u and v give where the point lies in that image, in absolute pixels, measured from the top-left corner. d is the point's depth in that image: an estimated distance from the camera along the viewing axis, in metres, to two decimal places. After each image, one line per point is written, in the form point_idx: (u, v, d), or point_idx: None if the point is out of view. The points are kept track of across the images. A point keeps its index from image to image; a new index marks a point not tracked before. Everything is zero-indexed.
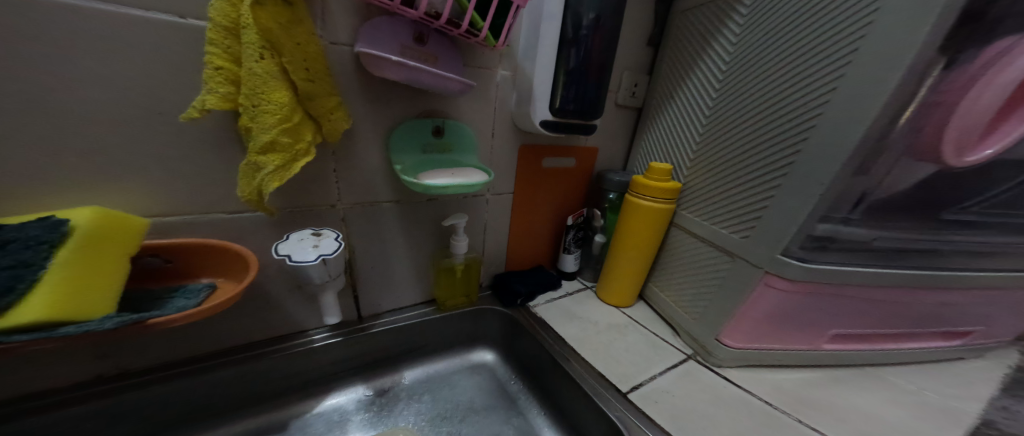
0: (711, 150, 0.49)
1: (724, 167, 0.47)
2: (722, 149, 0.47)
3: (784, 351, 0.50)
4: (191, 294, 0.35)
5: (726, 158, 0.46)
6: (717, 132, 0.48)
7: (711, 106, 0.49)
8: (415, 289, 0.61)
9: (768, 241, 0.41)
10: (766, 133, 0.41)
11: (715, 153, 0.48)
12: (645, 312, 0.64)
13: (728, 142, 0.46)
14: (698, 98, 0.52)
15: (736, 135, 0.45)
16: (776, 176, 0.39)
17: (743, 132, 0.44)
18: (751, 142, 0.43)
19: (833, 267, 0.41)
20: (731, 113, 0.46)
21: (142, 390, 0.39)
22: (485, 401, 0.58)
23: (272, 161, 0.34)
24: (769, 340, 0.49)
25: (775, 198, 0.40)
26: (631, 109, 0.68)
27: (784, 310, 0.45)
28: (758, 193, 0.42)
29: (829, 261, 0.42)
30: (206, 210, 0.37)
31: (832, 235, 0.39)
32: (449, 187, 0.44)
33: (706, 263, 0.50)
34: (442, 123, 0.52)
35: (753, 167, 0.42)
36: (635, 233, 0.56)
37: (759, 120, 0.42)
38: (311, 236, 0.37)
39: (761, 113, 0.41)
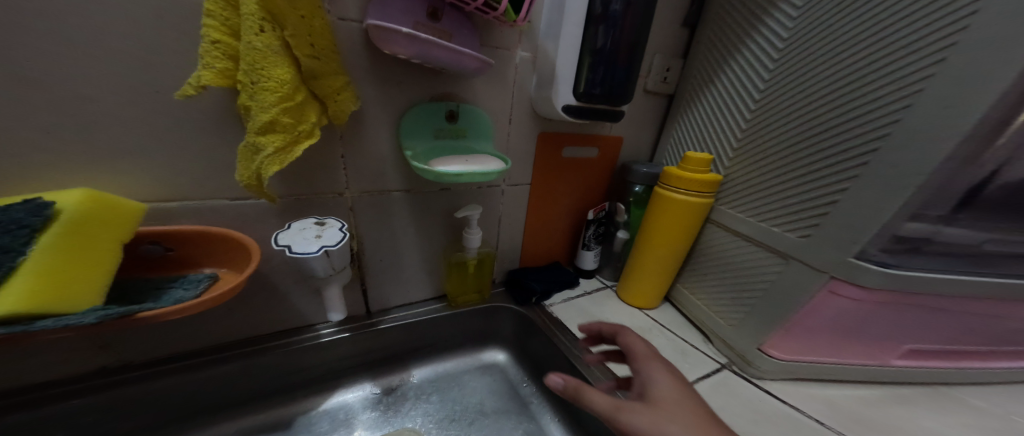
0: (763, 139, 0.43)
1: (780, 158, 0.41)
2: (779, 137, 0.41)
3: (852, 366, 0.45)
4: (191, 284, 0.33)
5: (783, 147, 0.41)
6: (772, 118, 0.42)
7: (765, 88, 0.43)
8: (426, 283, 0.58)
9: (837, 243, 0.35)
10: (838, 117, 0.35)
11: (769, 142, 0.42)
12: (672, 315, 0.59)
13: (786, 129, 0.40)
14: (747, 81, 0.46)
15: (797, 121, 0.39)
16: (851, 167, 0.34)
17: (807, 117, 0.38)
18: (818, 128, 0.37)
19: (922, 275, 0.36)
20: (791, 96, 0.40)
21: (147, 382, 0.38)
22: (496, 403, 0.55)
23: (272, 142, 0.31)
24: (827, 354, 0.44)
25: (847, 193, 0.34)
26: (662, 95, 0.62)
27: (845, 321, 0.40)
28: (824, 187, 0.36)
29: (919, 267, 0.36)
30: (207, 196, 0.35)
31: (929, 236, 0.35)
32: (463, 174, 0.40)
33: (751, 265, 0.45)
34: (456, 108, 0.49)
35: (819, 157, 0.37)
36: (664, 229, 0.51)
37: (828, 103, 0.36)
38: (314, 225, 0.34)
39: (831, 95, 0.36)
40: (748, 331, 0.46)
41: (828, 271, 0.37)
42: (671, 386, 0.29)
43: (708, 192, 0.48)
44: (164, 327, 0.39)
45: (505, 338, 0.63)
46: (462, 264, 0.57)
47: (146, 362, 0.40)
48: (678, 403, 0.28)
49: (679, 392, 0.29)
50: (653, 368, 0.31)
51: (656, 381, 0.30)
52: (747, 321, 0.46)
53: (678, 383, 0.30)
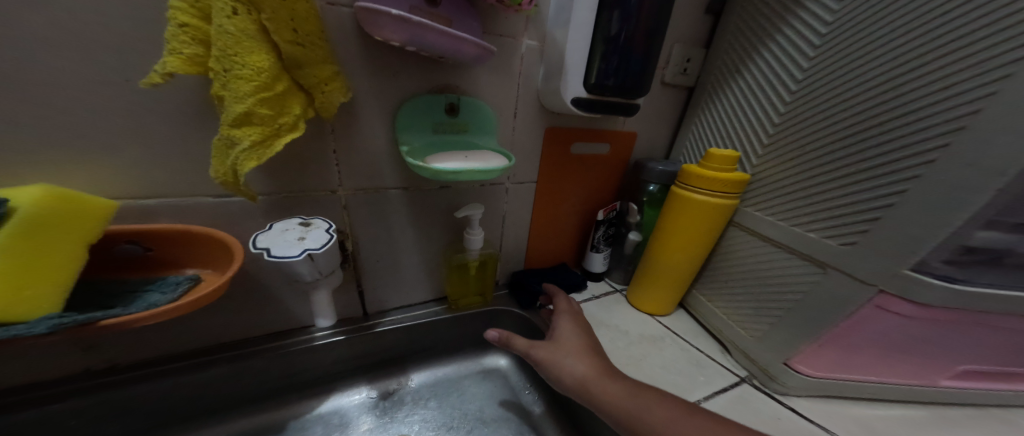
0: (802, 134, 0.38)
1: (822, 156, 0.36)
2: (821, 132, 0.36)
3: (897, 386, 0.40)
4: (169, 287, 0.31)
5: (826, 143, 0.36)
6: (813, 111, 0.37)
7: (804, 77, 0.38)
8: (425, 285, 0.56)
9: (890, 253, 0.31)
10: (898, 108, 0.30)
11: (808, 138, 0.38)
12: (687, 323, 0.55)
13: (830, 123, 0.36)
14: (782, 69, 0.41)
15: (845, 114, 0.34)
16: (914, 166, 0.29)
17: (857, 109, 0.33)
18: (870, 121, 0.32)
19: (995, 292, 0.31)
20: (837, 86, 0.35)
21: (132, 385, 0.37)
22: (496, 411, 0.52)
23: (248, 135, 0.29)
24: (868, 373, 0.39)
25: (907, 194, 0.29)
26: (681, 88, 0.58)
27: (892, 338, 0.35)
28: (877, 188, 0.31)
29: (991, 282, 0.31)
30: (189, 193, 0.33)
31: (1010, 247, 0.30)
32: (462, 171, 0.37)
33: (781, 273, 0.41)
34: (456, 101, 0.46)
35: (871, 154, 0.32)
36: (681, 232, 0.47)
37: (885, 93, 0.31)
38: (297, 227, 0.31)
39: (889, 83, 0.31)
40: (774, 344, 0.42)
41: (876, 284, 0.32)
42: (569, 329, 0.43)
43: (732, 192, 0.43)
44: (150, 329, 0.37)
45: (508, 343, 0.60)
46: (463, 265, 0.54)
47: (133, 365, 0.38)
48: (568, 337, 0.41)
49: (574, 333, 0.42)
50: (563, 318, 0.46)
51: (561, 327, 0.44)
52: (772, 334, 0.42)
53: (574, 327, 0.43)
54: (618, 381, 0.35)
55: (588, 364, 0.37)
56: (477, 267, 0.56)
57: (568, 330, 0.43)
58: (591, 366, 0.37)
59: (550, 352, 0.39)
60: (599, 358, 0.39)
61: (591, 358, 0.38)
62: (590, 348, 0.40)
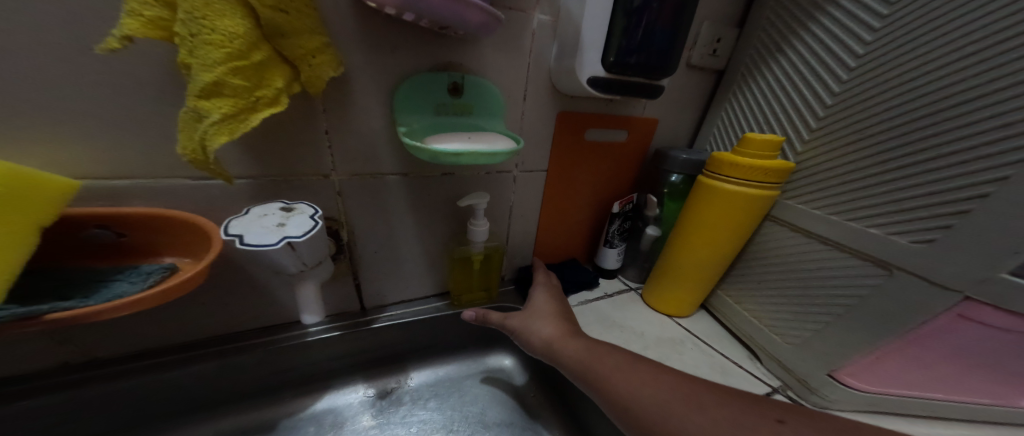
0: (862, 117, 0.33)
1: (888, 140, 0.31)
2: (887, 114, 0.31)
3: (1006, 409, 0.33)
4: (141, 276, 0.28)
5: (894, 126, 0.31)
6: (878, 89, 0.32)
7: (867, 51, 0.33)
8: (426, 280, 0.53)
9: (981, 253, 0.25)
10: (995, 81, 0.25)
11: (871, 120, 0.33)
12: (709, 325, 0.51)
13: (901, 100, 0.30)
14: (838, 41, 0.36)
15: (920, 91, 0.29)
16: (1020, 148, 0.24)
17: (937, 83, 0.28)
18: (956, 98, 0.27)
19: None
20: (913, 57, 0.30)
21: (112, 381, 0.35)
22: (500, 415, 0.49)
23: (218, 106, 0.26)
24: (941, 392, 0.34)
25: (1006, 184, 0.24)
26: (709, 71, 0.52)
27: (971, 354, 0.30)
28: (963, 177, 0.26)
29: None
30: (164, 174, 0.31)
31: None
32: (464, 153, 0.33)
33: (828, 275, 0.36)
34: (461, 79, 0.42)
35: (957, 137, 0.27)
36: (709, 227, 0.42)
37: (978, 61, 0.26)
38: (278, 212, 0.28)
39: (984, 50, 0.26)
40: (816, 354, 0.37)
41: (962, 290, 0.27)
42: (545, 301, 0.46)
43: (772, 182, 0.38)
44: (129, 321, 0.35)
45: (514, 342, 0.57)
46: (467, 259, 0.50)
47: (114, 359, 0.36)
48: (543, 309, 0.44)
49: (550, 305, 0.45)
50: (537, 291, 0.49)
51: (538, 299, 0.47)
52: (815, 342, 0.37)
53: (551, 301, 0.46)
54: (577, 339, 0.37)
55: (555, 329, 0.40)
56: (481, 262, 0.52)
57: (544, 303, 0.46)
58: (557, 330, 0.40)
59: (523, 321, 0.42)
60: (568, 324, 0.41)
61: (559, 324, 0.41)
62: (563, 317, 0.43)
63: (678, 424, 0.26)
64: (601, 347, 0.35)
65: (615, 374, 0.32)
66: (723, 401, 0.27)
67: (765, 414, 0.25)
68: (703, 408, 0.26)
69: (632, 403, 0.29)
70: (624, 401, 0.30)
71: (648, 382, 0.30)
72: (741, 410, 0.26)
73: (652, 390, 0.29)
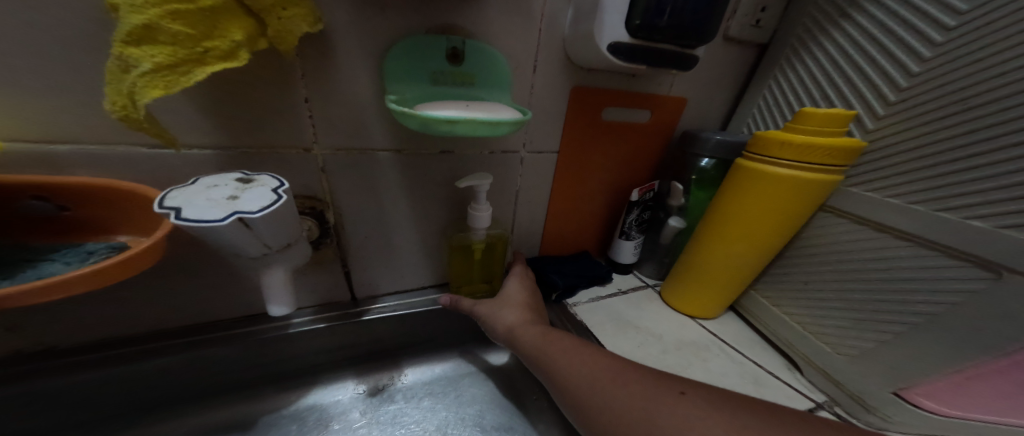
0: (964, 85, 0.26)
1: (1002, 110, 0.25)
2: (1000, 80, 0.25)
3: None
4: (79, 258, 0.25)
5: (1012, 93, 0.24)
6: (990, 50, 0.25)
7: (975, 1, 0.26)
8: (424, 270, 0.48)
9: None
10: None
11: (976, 89, 0.26)
12: (739, 329, 0.45)
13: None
14: None
15: None
16: None
17: None
18: None
19: None
20: None
21: (69, 373, 0.32)
22: (498, 418, 0.45)
23: (151, 54, 0.21)
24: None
25: None
26: (749, 45, 0.46)
27: None
28: None
29: None
30: (113, 141, 0.27)
31: None
32: (460, 121, 0.28)
33: (904, 278, 0.30)
34: (461, 45, 0.36)
35: None
36: (752, 218, 0.36)
37: None
38: (232, 183, 0.23)
39: None
40: (880, 369, 0.32)
41: None
42: (518, 288, 0.44)
43: (836, 165, 0.32)
44: (90, 305, 0.32)
45: None
46: (467, 248, 0.45)
47: (75, 348, 0.33)
48: (514, 295, 0.43)
49: (521, 292, 0.43)
50: (512, 279, 0.46)
51: (511, 284, 0.45)
52: (881, 356, 0.32)
53: (523, 288, 0.44)
54: (538, 328, 0.37)
55: (519, 317, 0.39)
56: (482, 251, 0.47)
57: (515, 289, 0.44)
58: (521, 317, 0.39)
59: (490, 307, 0.41)
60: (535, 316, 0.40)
61: (525, 312, 0.40)
62: (532, 307, 0.42)
63: (607, 404, 0.27)
64: (555, 335, 0.35)
65: (563, 358, 0.32)
66: (642, 380, 0.27)
67: (671, 387, 0.26)
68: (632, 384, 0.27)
69: (572, 384, 0.29)
70: (569, 386, 0.30)
71: (587, 364, 0.30)
72: (651, 386, 0.26)
73: (589, 371, 0.29)
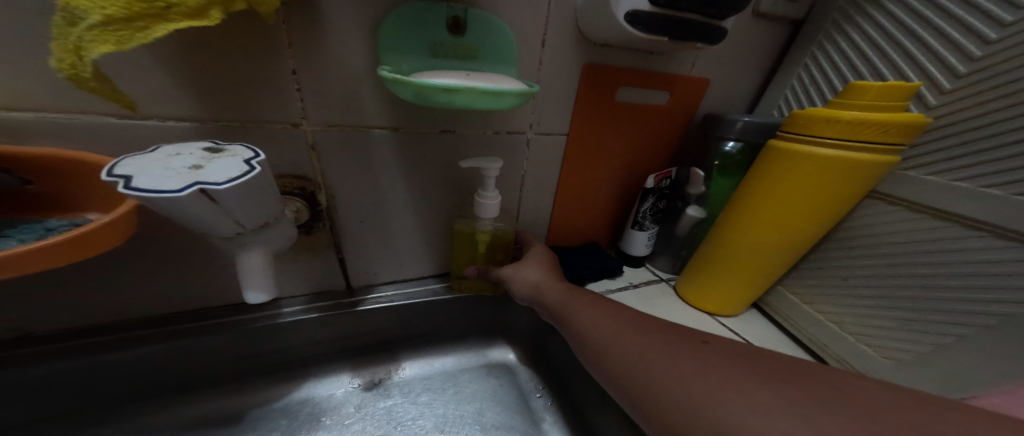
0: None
1: None
2: None
3: None
4: (36, 234, 0.23)
5: None
6: None
7: None
8: (424, 259, 0.46)
9: None
10: None
11: None
12: (765, 328, 0.42)
13: None
14: None
15: None
16: None
17: None
18: None
19: None
20: None
21: (43, 362, 0.30)
22: (499, 417, 0.42)
23: (101, 6, 0.18)
24: None
25: None
26: (783, 20, 0.42)
27: None
28: None
29: None
30: (77, 111, 0.25)
31: None
32: (458, 90, 0.24)
33: (968, 274, 0.26)
34: (463, 13, 0.32)
35: None
36: (789, 205, 0.32)
37: None
38: (197, 152, 0.20)
39: None
40: (935, 376, 0.29)
41: None
42: (540, 251, 0.42)
43: (893, 143, 0.28)
44: (66, 289, 0.30)
45: (521, 334, 0.50)
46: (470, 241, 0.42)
47: (52, 334, 0.31)
48: (537, 255, 0.41)
49: (544, 254, 0.41)
50: (534, 244, 0.44)
51: (534, 248, 0.43)
52: (939, 362, 0.29)
53: (546, 252, 0.42)
54: (562, 287, 0.35)
55: (544, 274, 0.37)
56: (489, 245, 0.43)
57: (538, 251, 0.42)
58: (545, 275, 0.37)
59: (514, 265, 0.39)
60: (558, 275, 0.38)
61: (549, 272, 0.38)
62: (552, 265, 0.40)
63: (620, 347, 0.25)
64: (583, 295, 0.33)
65: (587, 313, 0.30)
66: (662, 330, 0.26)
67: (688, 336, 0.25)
68: (637, 343, 0.25)
69: (589, 333, 0.28)
70: (583, 332, 0.29)
71: (609, 319, 0.29)
72: (669, 335, 0.25)
73: (608, 327, 0.28)
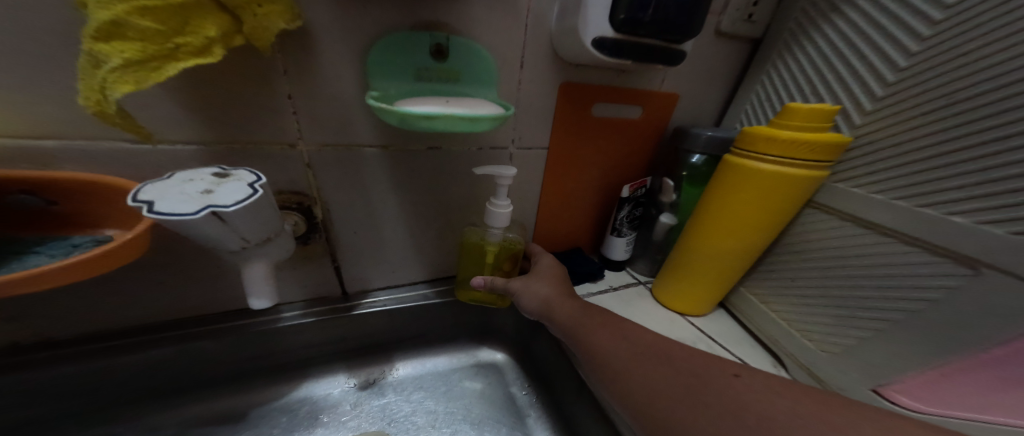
0: (943, 82, 0.26)
1: (976, 107, 0.24)
2: (974, 78, 0.25)
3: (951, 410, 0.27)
4: (65, 250, 0.26)
5: (978, 95, 0.24)
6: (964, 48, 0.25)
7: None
8: (414, 266, 0.48)
9: None
10: None
11: (952, 87, 0.26)
12: (729, 327, 0.45)
13: (998, 57, 0.23)
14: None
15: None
16: None
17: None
18: None
19: None
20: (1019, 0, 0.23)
21: (62, 364, 0.33)
22: (487, 413, 0.45)
23: (121, 50, 0.21)
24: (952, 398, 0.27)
25: None
26: (742, 39, 0.45)
27: None
28: None
29: None
30: (96, 138, 0.27)
31: None
32: (438, 117, 0.27)
33: (882, 274, 0.30)
34: (445, 41, 0.35)
35: None
36: (740, 214, 0.36)
37: None
38: (207, 178, 0.23)
39: None
40: (861, 366, 0.32)
41: None
42: (549, 264, 0.44)
43: (822, 160, 0.31)
44: (83, 298, 0.33)
45: (508, 335, 0.53)
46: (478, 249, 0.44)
47: (69, 340, 0.34)
48: (548, 270, 0.43)
49: (554, 267, 0.44)
50: (542, 256, 0.46)
51: (542, 260, 0.45)
52: (863, 354, 0.32)
53: (555, 264, 0.44)
54: (575, 302, 0.37)
55: (553, 289, 0.39)
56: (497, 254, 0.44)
57: (547, 265, 0.44)
58: (556, 289, 0.39)
59: (523, 280, 0.41)
60: (567, 288, 0.40)
61: (557, 286, 0.40)
62: (563, 280, 0.42)
63: (603, 351, 0.30)
64: (597, 311, 0.35)
65: (603, 332, 0.32)
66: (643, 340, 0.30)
67: (669, 347, 0.28)
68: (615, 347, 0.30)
69: (583, 337, 0.32)
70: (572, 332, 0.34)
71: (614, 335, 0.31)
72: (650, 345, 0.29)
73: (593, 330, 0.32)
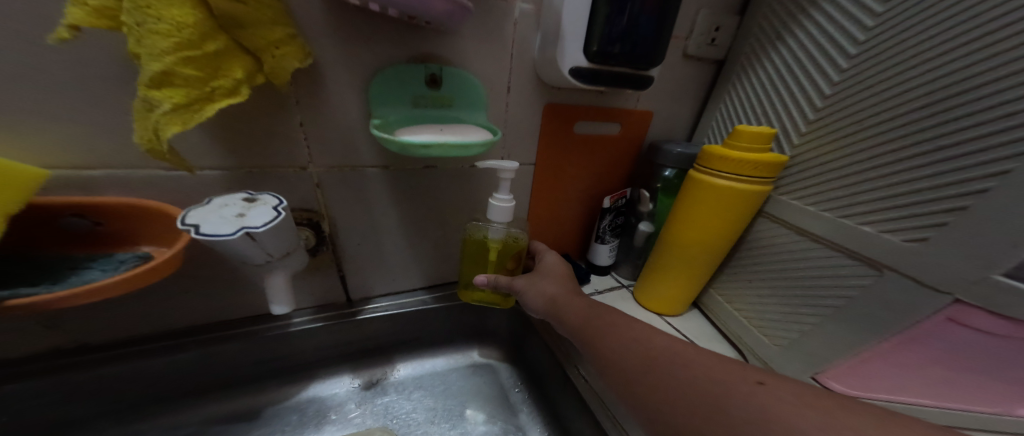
0: (853, 114, 0.32)
1: (877, 137, 0.30)
2: (875, 112, 0.30)
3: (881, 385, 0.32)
4: (113, 265, 0.30)
5: (878, 126, 0.30)
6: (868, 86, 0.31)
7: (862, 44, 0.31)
8: (413, 273, 0.52)
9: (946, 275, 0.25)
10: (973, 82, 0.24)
11: (861, 118, 0.31)
12: (700, 325, 0.49)
13: (891, 96, 0.29)
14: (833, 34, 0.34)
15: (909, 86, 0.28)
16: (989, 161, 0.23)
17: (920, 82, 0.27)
18: (936, 97, 0.26)
19: None
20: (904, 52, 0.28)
21: (98, 367, 0.37)
22: (482, 409, 0.49)
23: (170, 96, 0.25)
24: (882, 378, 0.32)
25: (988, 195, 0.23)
26: (708, 61, 0.50)
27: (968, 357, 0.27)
28: (943, 175, 0.25)
29: None
30: (135, 168, 0.31)
31: None
32: (433, 145, 0.32)
33: (816, 275, 0.35)
34: (438, 71, 0.40)
35: (938, 134, 0.26)
36: (702, 223, 0.40)
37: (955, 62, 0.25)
38: (239, 203, 0.28)
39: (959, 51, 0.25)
40: (803, 356, 0.37)
41: (953, 293, 0.25)
42: (556, 261, 0.45)
43: (765, 176, 0.36)
44: (117, 307, 0.37)
45: (501, 336, 0.57)
46: (481, 246, 0.45)
47: (102, 345, 0.38)
48: (554, 268, 0.44)
49: (562, 265, 0.45)
50: (548, 254, 0.48)
51: (547, 258, 0.47)
52: (804, 345, 0.36)
53: (561, 262, 0.45)
54: (584, 302, 0.37)
55: (560, 288, 0.40)
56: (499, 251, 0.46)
57: (554, 263, 0.45)
58: (563, 288, 0.40)
59: (529, 278, 0.42)
60: (574, 287, 0.41)
61: (564, 285, 0.41)
62: (569, 277, 0.43)
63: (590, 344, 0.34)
64: (605, 312, 0.35)
65: (611, 335, 0.32)
66: None
67: None
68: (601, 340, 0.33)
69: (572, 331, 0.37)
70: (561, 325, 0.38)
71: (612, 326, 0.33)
72: None
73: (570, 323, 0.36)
